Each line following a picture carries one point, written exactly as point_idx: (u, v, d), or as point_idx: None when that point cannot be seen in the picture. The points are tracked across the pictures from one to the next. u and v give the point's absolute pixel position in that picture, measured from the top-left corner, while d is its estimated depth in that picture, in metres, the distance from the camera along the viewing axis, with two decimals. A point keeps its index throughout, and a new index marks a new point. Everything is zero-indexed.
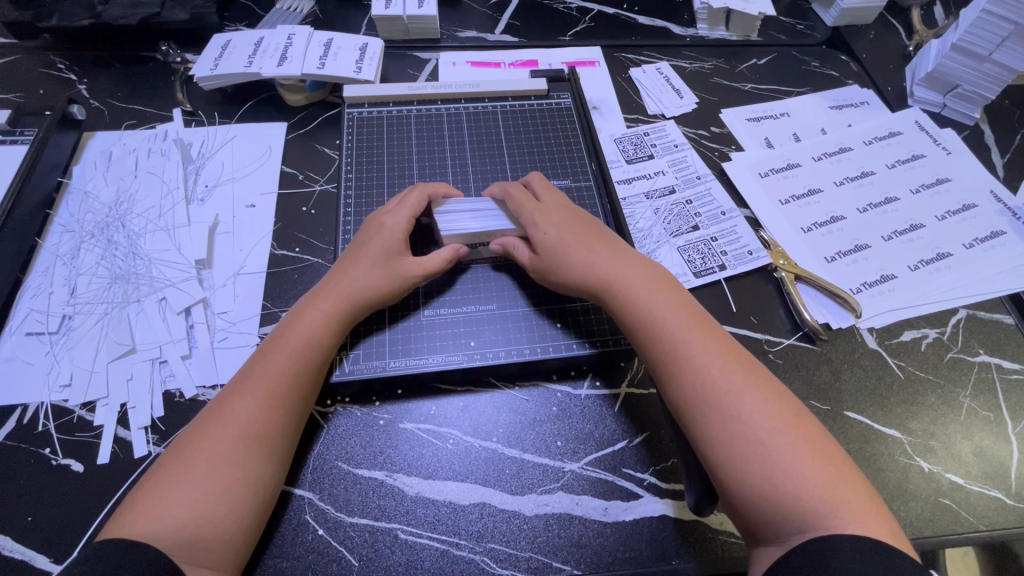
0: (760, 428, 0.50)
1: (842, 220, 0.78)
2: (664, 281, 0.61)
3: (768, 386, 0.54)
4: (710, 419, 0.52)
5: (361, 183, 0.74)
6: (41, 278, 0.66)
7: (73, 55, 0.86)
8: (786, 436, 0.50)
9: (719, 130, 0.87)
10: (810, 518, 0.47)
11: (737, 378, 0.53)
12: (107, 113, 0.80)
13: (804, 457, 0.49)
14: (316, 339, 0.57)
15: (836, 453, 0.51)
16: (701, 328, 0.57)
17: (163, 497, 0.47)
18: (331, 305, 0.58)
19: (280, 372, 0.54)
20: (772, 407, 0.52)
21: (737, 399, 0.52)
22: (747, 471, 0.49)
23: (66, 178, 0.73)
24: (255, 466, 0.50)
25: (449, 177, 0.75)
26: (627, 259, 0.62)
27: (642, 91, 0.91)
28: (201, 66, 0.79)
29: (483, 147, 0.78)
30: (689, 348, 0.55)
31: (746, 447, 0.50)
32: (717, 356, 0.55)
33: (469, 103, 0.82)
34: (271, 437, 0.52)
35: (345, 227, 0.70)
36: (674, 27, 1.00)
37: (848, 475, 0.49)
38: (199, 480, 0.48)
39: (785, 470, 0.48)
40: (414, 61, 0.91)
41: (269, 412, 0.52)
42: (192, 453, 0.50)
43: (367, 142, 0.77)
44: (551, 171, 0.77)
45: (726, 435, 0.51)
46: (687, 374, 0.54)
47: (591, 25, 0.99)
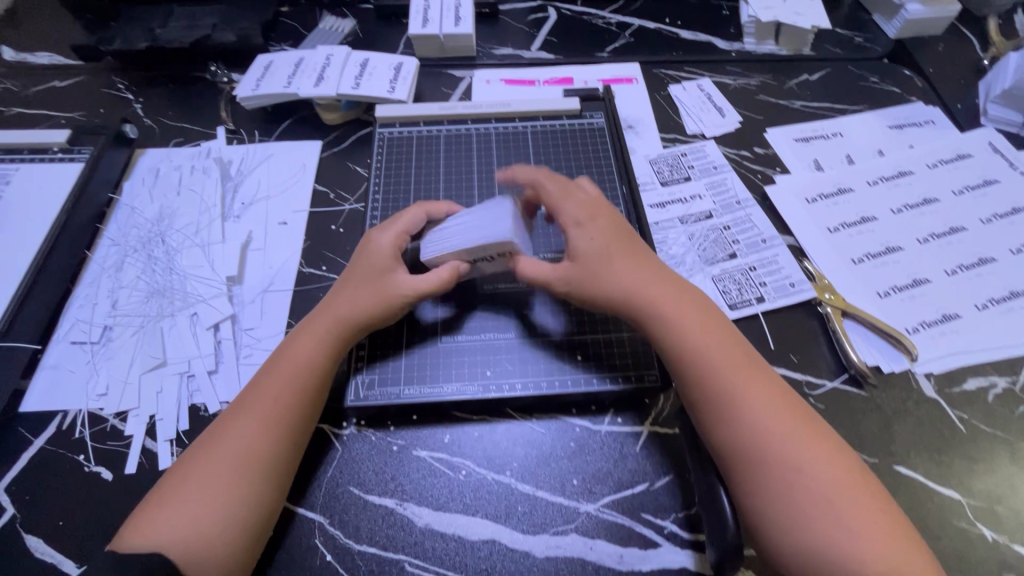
0: (800, 469, 0.48)
1: (898, 252, 0.72)
2: (696, 311, 0.57)
3: (821, 436, 0.51)
4: (758, 466, 0.49)
5: (389, 205, 0.74)
6: (89, 290, 0.70)
7: (132, 76, 0.92)
8: (832, 479, 0.48)
9: (763, 151, 0.82)
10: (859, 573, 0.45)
11: (776, 412, 0.51)
12: (157, 130, 0.85)
13: (858, 514, 0.47)
14: (321, 365, 0.57)
15: (878, 492, 0.49)
16: (736, 354, 0.55)
17: (169, 512, 0.49)
18: (335, 321, 0.59)
19: (295, 390, 0.55)
20: (813, 442, 0.50)
21: (778, 441, 0.49)
22: (788, 518, 0.47)
23: (116, 194, 0.77)
24: (262, 482, 0.51)
25: (476, 199, 0.74)
26: (660, 274, 0.60)
27: (681, 109, 0.87)
28: (244, 87, 0.82)
29: (511, 168, 0.77)
30: (737, 381, 0.52)
31: (787, 492, 0.48)
32: (755, 385, 0.53)
33: (500, 122, 0.80)
34: (285, 456, 0.53)
35: None
36: (719, 41, 0.96)
37: (894, 522, 0.47)
38: (208, 493, 0.50)
39: (838, 528, 0.46)
40: (448, 80, 0.91)
41: (281, 430, 0.53)
42: (200, 465, 0.51)
43: (397, 161, 0.77)
44: None
45: (764, 478, 0.48)
46: (719, 411, 0.51)
47: (631, 41, 0.96)
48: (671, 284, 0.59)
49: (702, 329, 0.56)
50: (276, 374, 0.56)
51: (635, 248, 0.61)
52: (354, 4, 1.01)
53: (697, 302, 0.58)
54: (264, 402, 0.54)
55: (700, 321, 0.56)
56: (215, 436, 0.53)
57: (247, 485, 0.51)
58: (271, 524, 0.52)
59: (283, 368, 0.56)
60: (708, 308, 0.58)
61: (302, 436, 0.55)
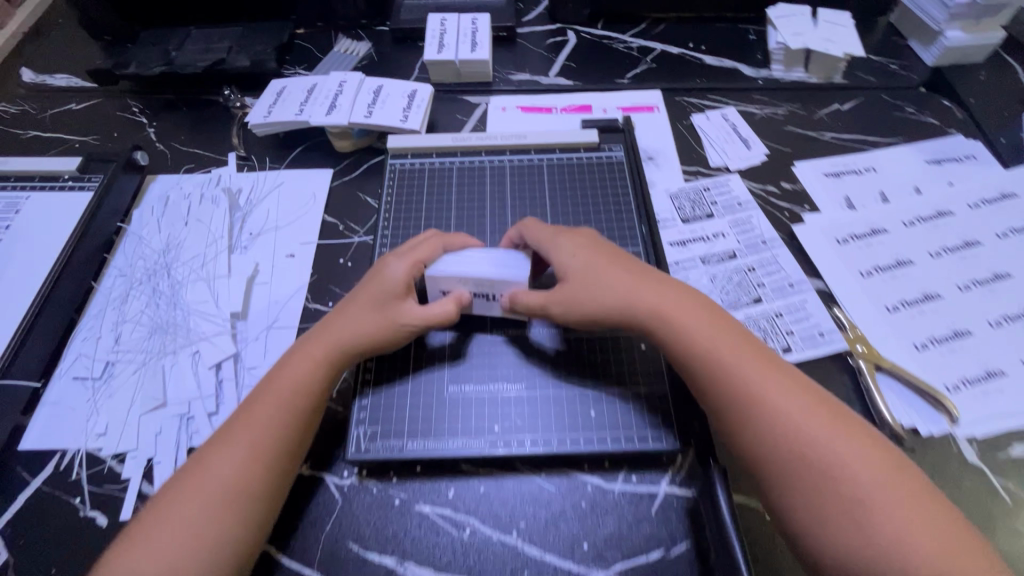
0: (834, 485, 0.45)
1: (937, 300, 0.67)
2: (697, 310, 0.56)
3: (842, 424, 0.49)
4: (781, 473, 0.47)
5: (399, 238, 0.71)
6: (94, 323, 0.68)
7: (147, 99, 0.91)
8: (875, 493, 0.45)
9: (790, 186, 0.78)
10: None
11: (801, 423, 0.48)
12: (169, 156, 0.84)
13: (898, 505, 0.44)
14: (316, 371, 0.56)
15: (928, 498, 0.45)
16: (751, 363, 0.52)
17: (150, 543, 0.47)
18: (331, 334, 0.57)
19: (286, 400, 0.54)
20: (848, 452, 0.47)
21: (801, 439, 0.48)
22: (826, 540, 0.44)
23: (125, 223, 0.76)
24: (257, 501, 0.50)
25: (487, 236, 0.71)
26: (655, 279, 0.58)
27: (704, 140, 0.84)
28: (256, 113, 0.81)
29: (525, 203, 0.74)
30: (748, 379, 0.51)
31: (822, 512, 0.45)
32: (777, 394, 0.50)
33: (515, 153, 0.78)
34: (275, 474, 0.51)
35: None
36: (744, 68, 0.93)
37: (949, 532, 0.44)
38: (191, 521, 0.48)
39: (880, 526, 0.44)
40: (463, 106, 0.89)
41: (265, 446, 0.52)
42: (181, 489, 0.50)
43: (407, 194, 0.75)
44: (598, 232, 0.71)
45: (798, 491, 0.46)
46: (740, 428, 0.50)
47: (652, 67, 0.93)
48: (666, 292, 0.57)
49: (709, 339, 0.53)
50: (266, 384, 0.55)
51: (623, 258, 0.60)
52: (370, 26, 1.00)
53: (703, 309, 0.56)
54: (250, 419, 0.53)
55: (705, 331, 0.54)
56: (199, 460, 0.51)
57: (229, 509, 0.49)
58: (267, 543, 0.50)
59: (275, 380, 0.55)
60: (716, 314, 0.56)
61: (297, 444, 0.53)
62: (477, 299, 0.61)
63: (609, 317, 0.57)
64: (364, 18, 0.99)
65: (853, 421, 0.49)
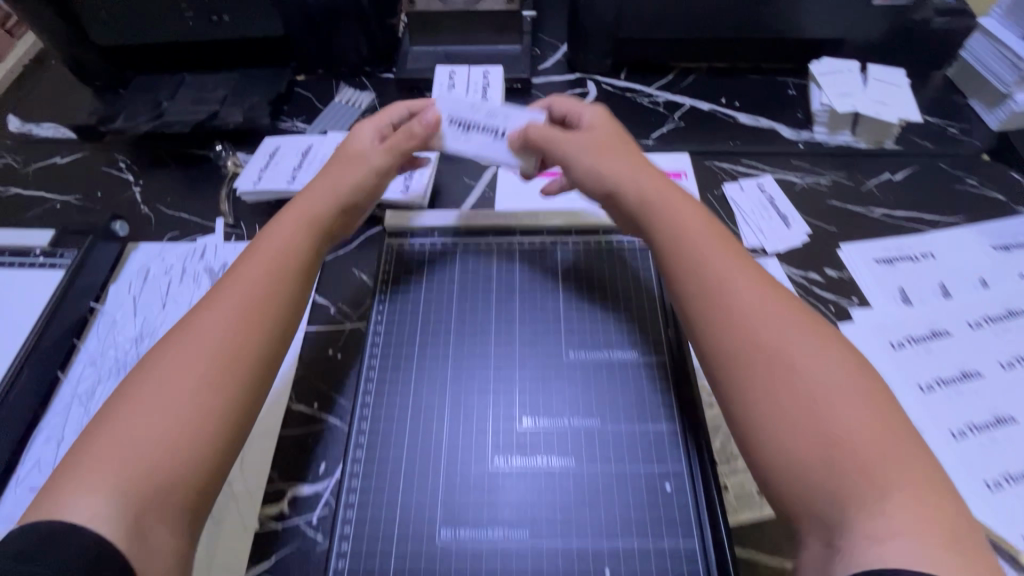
0: (790, 382, 0.43)
1: (1011, 425, 0.58)
2: (687, 209, 0.55)
3: (833, 349, 0.45)
4: (745, 357, 0.45)
5: (390, 338, 0.62)
6: (59, 421, 0.62)
7: (135, 154, 0.85)
8: (840, 412, 0.41)
9: (835, 273, 0.69)
10: (875, 535, 0.36)
11: (768, 324, 0.46)
12: (154, 221, 0.78)
13: (861, 426, 0.40)
14: (302, 250, 0.56)
15: (900, 432, 0.40)
16: (723, 255, 0.51)
17: (91, 466, 0.40)
18: (312, 216, 0.58)
19: (266, 284, 0.52)
20: (817, 360, 0.43)
21: (768, 334, 0.45)
22: (778, 454, 0.41)
23: (98, 302, 0.69)
24: (243, 369, 0.47)
25: (491, 338, 0.62)
26: (675, 190, 0.57)
27: (738, 215, 0.75)
28: (245, 179, 0.75)
29: (536, 294, 0.65)
30: (725, 277, 0.49)
31: (789, 426, 0.41)
32: (745, 281, 0.48)
33: (525, 236, 0.69)
34: (250, 343, 0.48)
35: (363, 397, 0.59)
36: (783, 129, 0.84)
37: (921, 474, 0.38)
38: (144, 429, 0.42)
39: (842, 446, 0.39)
40: (471, 167, 0.81)
41: (240, 339, 0.48)
42: (137, 397, 0.44)
43: (403, 283, 0.66)
44: (619, 334, 0.61)
45: (764, 382, 0.43)
46: (704, 302, 0.49)
47: (680, 125, 0.85)
48: (646, 177, 0.58)
49: (683, 227, 0.53)
50: (259, 245, 0.55)
51: (629, 146, 0.62)
52: (374, 72, 0.93)
53: (688, 210, 0.55)
54: (224, 301, 0.50)
55: (680, 213, 0.55)
56: (183, 325, 0.48)
57: (192, 409, 0.44)
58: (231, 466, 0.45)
59: (265, 244, 0.55)
60: (700, 215, 0.55)
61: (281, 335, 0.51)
62: (477, 133, 0.67)
63: (583, 163, 0.60)
64: (368, 64, 0.92)
65: (835, 343, 0.46)
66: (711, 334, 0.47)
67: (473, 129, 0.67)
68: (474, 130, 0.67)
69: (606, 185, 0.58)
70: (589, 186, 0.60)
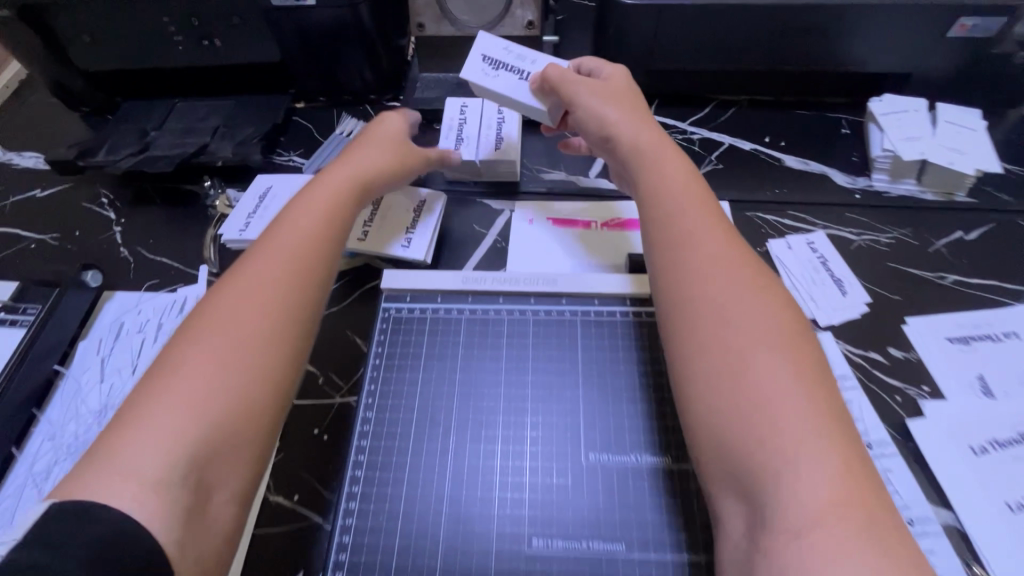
0: (729, 348, 0.45)
1: None
2: (681, 176, 0.57)
3: (790, 333, 0.45)
4: (694, 322, 0.48)
5: (381, 429, 0.53)
6: (6, 507, 0.54)
7: (120, 188, 0.78)
8: (773, 383, 0.42)
9: (899, 354, 0.60)
10: (793, 529, 0.36)
11: (732, 300, 0.47)
12: (134, 266, 0.71)
13: (794, 403, 0.41)
14: (344, 208, 0.57)
15: (831, 409, 0.41)
16: (697, 222, 0.53)
17: (151, 413, 0.40)
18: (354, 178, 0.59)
19: (311, 244, 0.53)
20: (760, 328, 0.45)
21: (725, 300, 0.47)
22: (709, 414, 0.43)
23: (63, 365, 0.62)
24: (289, 327, 0.48)
25: (498, 431, 0.53)
26: (676, 159, 0.59)
27: (785, 278, 0.66)
28: (232, 225, 0.68)
29: (552, 376, 0.56)
30: (698, 246, 0.51)
31: (719, 387, 0.44)
32: (708, 251, 0.50)
33: (541, 302, 0.61)
34: (290, 301, 0.49)
35: (347, 505, 0.50)
36: (836, 175, 0.74)
37: (841, 449, 0.39)
38: (198, 380, 0.42)
39: (771, 418, 0.41)
40: (482, 212, 0.73)
41: (284, 299, 0.49)
42: (190, 350, 0.44)
43: (399, 361, 0.57)
44: (648, 433, 0.52)
45: (711, 345, 0.45)
46: (665, 273, 0.51)
47: (718, 168, 0.76)
48: (652, 139, 0.60)
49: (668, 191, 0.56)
50: (296, 207, 0.55)
51: (643, 113, 0.63)
52: (380, 100, 0.85)
53: (679, 176, 0.57)
54: (272, 257, 0.51)
55: (668, 180, 0.57)
56: (233, 276, 0.50)
57: (244, 361, 0.45)
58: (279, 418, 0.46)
59: (306, 205, 0.56)
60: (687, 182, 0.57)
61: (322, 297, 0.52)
62: (505, 72, 0.69)
63: (599, 116, 0.62)
64: (373, 92, 0.84)
65: (785, 316, 0.47)
66: (675, 286, 0.50)
67: (502, 70, 0.69)
68: (503, 68, 0.69)
69: (608, 133, 0.62)
70: (594, 133, 0.63)
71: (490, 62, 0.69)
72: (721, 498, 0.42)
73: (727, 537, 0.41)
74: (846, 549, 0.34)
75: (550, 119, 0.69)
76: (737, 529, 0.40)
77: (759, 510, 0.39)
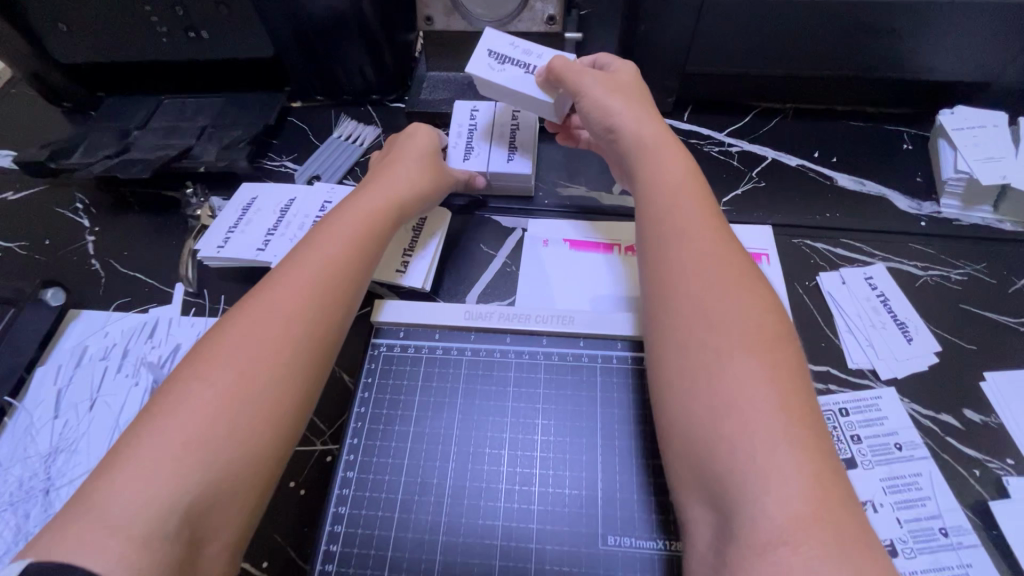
0: (705, 345, 0.41)
1: None
2: (677, 167, 0.52)
3: (769, 336, 0.41)
4: (667, 318, 0.44)
5: (363, 495, 0.46)
6: None
7: (96, 193, 0.72)
8: (745, 384, 0.38)
9: (975, 417, 0.51)
10: (759, 545, 0.33)
11: (713, 298, 0.43)
12: (104, 281, 0.64)
13: (763, 411, 0.37)
14: (373, 226, 0.51)
15: (807, 417, 0.37)
16: (684, 209, 0.48)
17: (142, 456, 0.35)
18: (389, 198, 0.54)
19: (337, 260, 0.47)
20: (739, 323, 0.41)
21: (702, 297, 0.43)
22: (682, 417, 0.40)
23: (15, 398, 0.55)
24: (304, 363, 0.42)
25: (501, 497, 0.46)
26: (674, 148, 0.54)
27: (839, 319, 0.57)
28: (209, 240, 0.60)
29: (566, 436, 0.48)
30: (683, 238, 0.47)
31: (690, 390, 0.40)
32: (694, 241, 0.46)
33: (555, 343, 0.53)
34: (308, 332, 0.43)
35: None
36: (898, 198, 0.65)
37: (815, 461, 0.35)
38: (196, 414, 0.37)
39: (740, 424, 0.37)
40: (490, 229, 0.64)
41: (303, 323, 0.43)
42: (194, 378, 0.39)
43: (388, 411, 0.50)
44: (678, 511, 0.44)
45: (682, 347, 0.42)
46: (649, 267, 0.47)
47: (759, 186, 0.67)
48: (654, 125, 0.55)
49: (659, 176, 0.51)
50: (328, 226, 0.50)
51: (645, 104, 0.58)
52: (382, 101, 0.78)
53: (672, 159, 0.52)
54: (296, 276, 0.45)
55: (660, 164, 0.52)
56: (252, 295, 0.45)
57: (250, 396, 0.39)
58: (280, 468, 0.40)
59: (338, 219, 0.51)
60: (680, 166, 0.52)
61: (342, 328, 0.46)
62: (512, 67, 0.61)
63: (592, 100, 0.57)
64: (374, 92, 0.77)
65: (768, 312, 0.43)
66: (653, 280, 0.46)
67: (508, 64, 0.61)
68: (509, 63, 0.61)
69: (609, 120, 0.56)
70: (596, 121, 0.57)
71: (495, 57, 0.61)
72: (688, 504, 0.39)
73: (692, 545, 0.38)
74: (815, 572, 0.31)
75: (554, 114, 0.63)
76: (703, 538, 0.37)
77: (726, 522, 0.35)
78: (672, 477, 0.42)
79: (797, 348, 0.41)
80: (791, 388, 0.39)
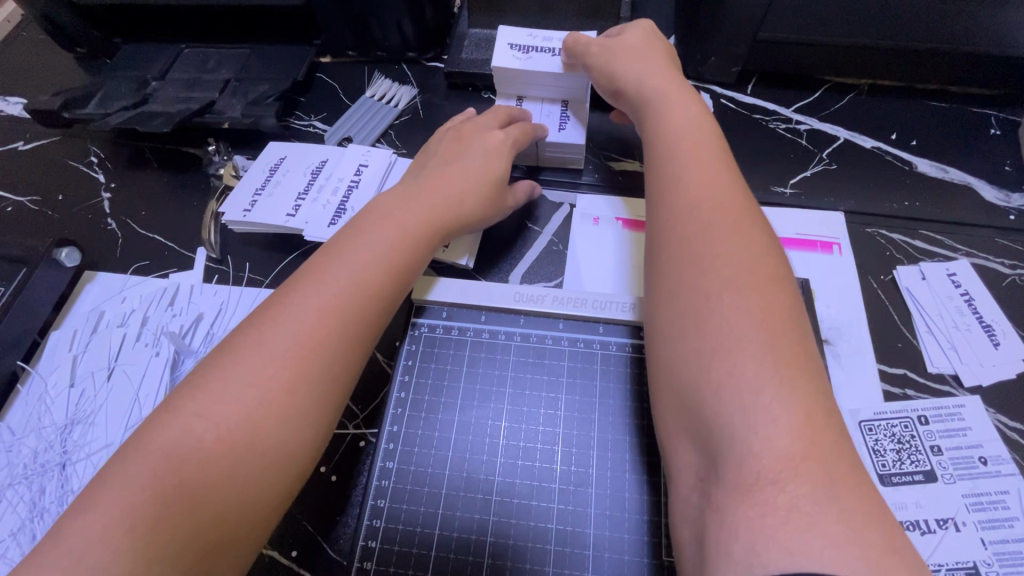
0: (694, 286, 0.37)
1: None
2: (684, 113, 0.47)
3: (765, 278, 0.36)
4: (661, 262, 0.40)
5: (403, 488, 0.43)
6: None
7: (111, 147, 0.67)
8: (735, 326, 0.34)
9: None
10: (744, 487, 0.30)
11: (708, 240, 0.38)
12: (121, 243, 0.60)
13: (752, 355, 0.33)
14: (413, 227, 0.46)
15: (800, 357, 0.33)
16: (682, 151, 0.44)
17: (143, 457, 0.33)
18: (441, 201, 0.48)
19: (370, 265, 0.42)
20: (732, 263, 0.37)
21: (697, 239, 0.39)
22: (670, 365, 0.37)
23: (27, 362, 0.52)
24: (320, 383, 0.38)
25: (554, 498, 0.42)
26: (684, 96, 0.49)
27: (918, 319, 0.52)
28: (235, 204, 0.56)
29: (623, 434, 0.44)
30: (682, 180, 0.42)
31: (679, 333, 0.37)
32: (694, 183, 0.42)
33: (613, 332, 0.48)
34: (321, 347, 0.38)
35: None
36: (984, 188, 0.59)
37: (804, 399, 0.31)
38: (211, 417, 0.35)
39: (726, 367, 0.33)
40: (537, 204, 0.59)
41: (329, 335, 0.39)
42: (209, 378, 0.36)
43: (430, 398, 0.46)
44: None
45: (673, 289, 0.38)
46: (651, 214, 0.43)
47: (830, 169, 0.61)
48: (661, 74, 0.51)
49: (662, 123, 0.47)
50: (366, 221, 0.45)
51: (657, 56, 0.54)
52: (418, 60, 0.72)
53: (677, 105, 0.48)
54: (321, 276, 0.41)
55: (665, 110, 0.48)
56: (279, 298, 0.40)
57: (267, 410, 0.36)
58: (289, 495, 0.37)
59: (380, 217, 0.46)
60: (686, 111, 0.47)
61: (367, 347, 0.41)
62: (538, 54, 0.56)
63: (591, 53, 0.53)
64: (410, 49, 0.71)
65: (765, 252, 0.38)
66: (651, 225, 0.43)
67: (533, 52, 0.56)
68: (534, 50, 0.56)
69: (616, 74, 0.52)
70: (602, 82, 0.53)
71: (518, 47, 0.56)
72: (675, 450, 0.36)
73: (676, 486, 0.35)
74: (800, 514, 0.28)
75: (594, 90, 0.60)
76: (687, 480, 0.34)
77: (710, 465, 0.32)
78: (660, 426, 0.38)
79: (796, 295, 0.37)
80: (787, 331, 0.34)
